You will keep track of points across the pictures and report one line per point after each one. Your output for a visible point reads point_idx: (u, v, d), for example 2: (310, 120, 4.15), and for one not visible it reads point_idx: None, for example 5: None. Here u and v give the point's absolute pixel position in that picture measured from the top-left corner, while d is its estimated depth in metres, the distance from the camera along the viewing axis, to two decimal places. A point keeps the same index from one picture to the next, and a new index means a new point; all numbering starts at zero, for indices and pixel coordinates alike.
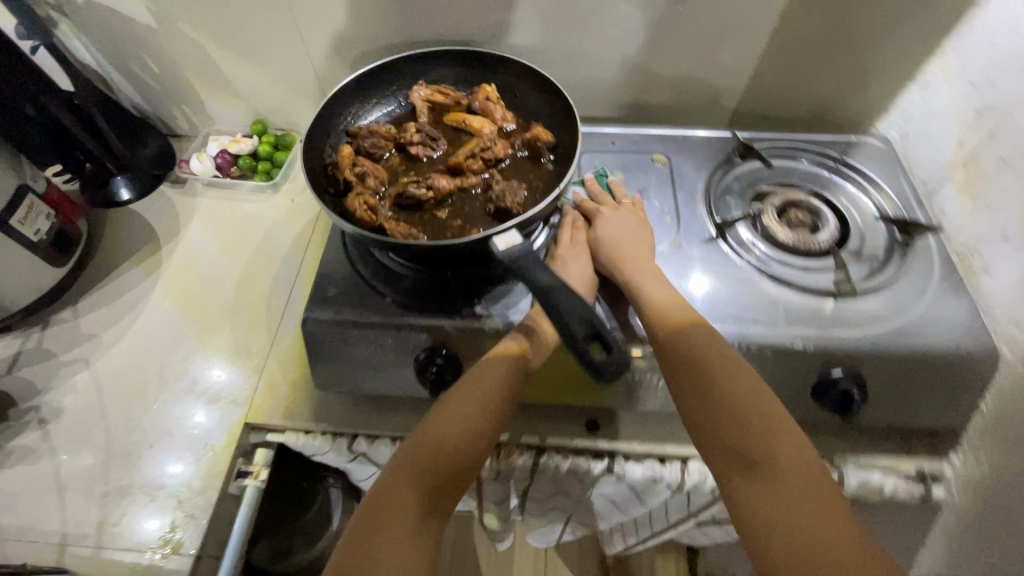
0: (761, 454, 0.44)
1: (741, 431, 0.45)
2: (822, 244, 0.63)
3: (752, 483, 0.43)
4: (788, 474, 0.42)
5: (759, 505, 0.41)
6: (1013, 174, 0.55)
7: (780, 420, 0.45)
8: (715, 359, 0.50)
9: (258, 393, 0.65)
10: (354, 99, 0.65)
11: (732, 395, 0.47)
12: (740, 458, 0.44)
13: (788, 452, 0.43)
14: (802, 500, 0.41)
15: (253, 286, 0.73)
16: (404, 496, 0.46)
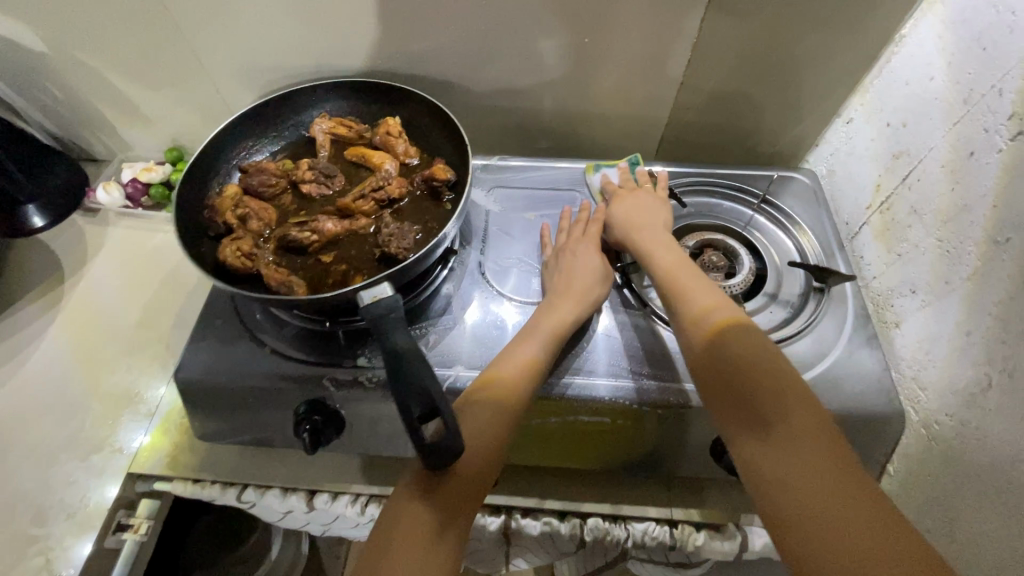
0: (775, 417, 0.43)
1: (756, 399, 0.44)
2: (734, 290, 0.60)
3: (761, 443, 0.42)
4: (803, 438, 0.41)
5: (771, 466, 0.41)
6: (922, 225, 0.51)
7: (791, 383, 0.45)
8: (718, 321, 0.50)
9: (147, 442, 0.62)
10: (248, 133, 0.63)
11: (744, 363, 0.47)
12: (752, 423, 0.44)
13: (805, 416, 0.42)
14: (813, 452, 0.40)
15: (155, 324, 0.71)
16: (429, 477, 0.43)
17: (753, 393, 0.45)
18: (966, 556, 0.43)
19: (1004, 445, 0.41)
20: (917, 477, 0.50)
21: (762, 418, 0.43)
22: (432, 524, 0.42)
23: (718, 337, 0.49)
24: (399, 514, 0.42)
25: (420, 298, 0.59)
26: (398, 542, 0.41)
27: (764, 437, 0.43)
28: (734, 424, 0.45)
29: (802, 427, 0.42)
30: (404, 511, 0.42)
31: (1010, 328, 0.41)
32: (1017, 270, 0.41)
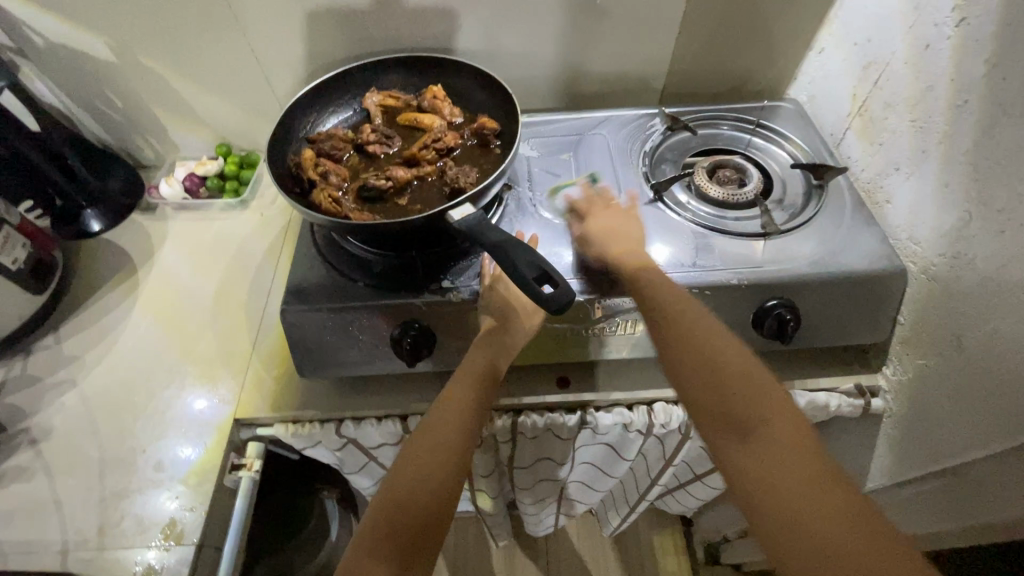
0: (757, 427, 0.45)
1: (731, 409, 0.46)
2: (749, 195, 0.70)
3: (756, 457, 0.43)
4: (781, 450, 0.43)
5: (754, 471, 0.43)
6: (896, 113, 0.62)
7: (761, 388, 0.47)
8: (688, 334, 0.51)
9: (247, 391, 0.68)
10: (311, 108, 0.71)
11: (716, 370, 0.49)
12: (729, 427, 0.46)
13: (773, 416, 0.45)
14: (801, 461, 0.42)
15: (231, 295, 0.77)
16: (385, 524, 0.48)
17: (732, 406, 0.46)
18: (976, 359, 0.53)
19: (991, 259, 0.51)
20: (925, 318, 0.60)
21: (745, 430, 0.45)
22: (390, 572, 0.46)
23: (705, 352, 0.50)
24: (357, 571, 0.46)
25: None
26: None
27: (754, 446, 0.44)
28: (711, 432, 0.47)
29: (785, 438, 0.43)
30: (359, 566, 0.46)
31: (980, 166, 0.51)
32: (978, 120, 0.52)
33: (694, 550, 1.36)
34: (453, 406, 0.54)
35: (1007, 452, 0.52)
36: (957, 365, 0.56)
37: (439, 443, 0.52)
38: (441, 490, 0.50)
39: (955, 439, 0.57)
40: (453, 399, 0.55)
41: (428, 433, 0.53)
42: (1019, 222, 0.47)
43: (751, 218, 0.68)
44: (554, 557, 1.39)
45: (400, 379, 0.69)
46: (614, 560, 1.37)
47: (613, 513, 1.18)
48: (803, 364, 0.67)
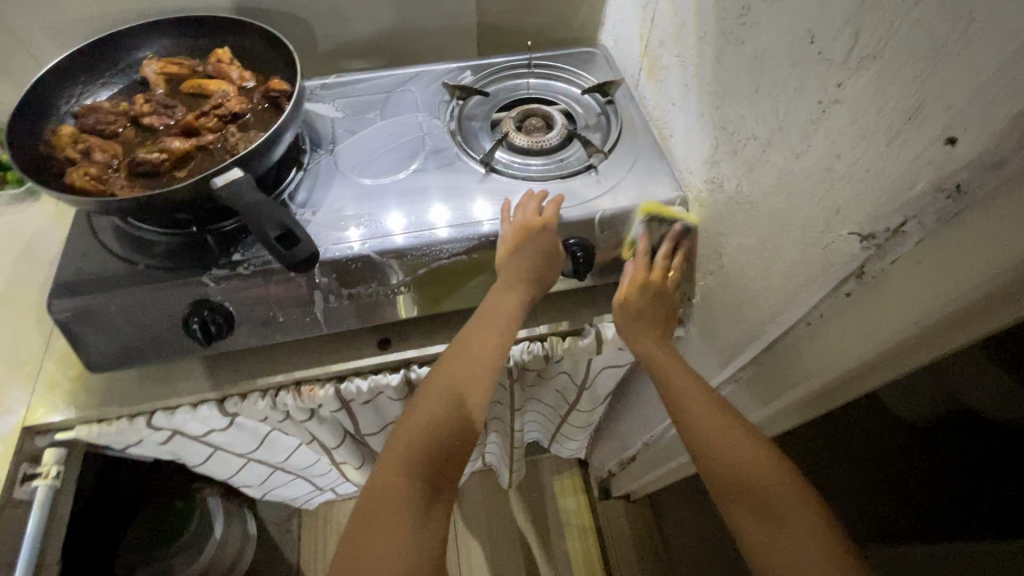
0: (780, 509, 0.47)
1: (749, 482, 0.49)
2: (553, 140, 0.71)
3: (770, 532, 0.47)
4: (801, 522, 0.46)
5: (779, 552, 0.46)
6: (667, 50, 0.65)
7: (765, 455, 0.51)
8: (713, 422, 0.54)
9: (39, 395, 0.63)
10: (73, 79, 0.64)
11: (723, 453, 0.52)
12: (761, 518, 0.48)
13: (783, 486, 0.48)
14: (814, 526, 0.45)
15: (18, 296, 0.70)
16: (418, 461, 0.52)
17: (760, 482, 0.49)
18: (735, 272, 0.59)
19: (733, 180, 0.55)
20: (702, 242, 0.64)
21: (773, 511, 0.47)
22: (416, 511, 0.49)
23: (723, 434, 0.53)
24: (370, 511, 0.49)
25: (281, 193, 0.63)
26: (374, 536, 0.47)
27: (776, 525, 0.47)
28: (746, 520, 0.48)
29: (802, 512, 0.46)
30: (378, 498, 0.49)
31: (719, 93, 0.55)
32: (713, 50, 0.55)
33: (591, 487, 1.45)
34: (443, 390, 0.55)
35: (764, 352, 0.58)
36: (725, 280, 0.61)
37: (433, 419, 0.54)
38: (435, 478, 0.51)
39: (731, 348, 0.63)
40: (438, 381, 0.57)
41: (410, 427, 0.53)
42: (745, 143, 0.52)
43: (554, 163, 0.69)
44: (462, 516, 1.43)
45: (214, 362, 0.66)
46: (518, 509, 1.44)
47: (503, 465, 1.23)
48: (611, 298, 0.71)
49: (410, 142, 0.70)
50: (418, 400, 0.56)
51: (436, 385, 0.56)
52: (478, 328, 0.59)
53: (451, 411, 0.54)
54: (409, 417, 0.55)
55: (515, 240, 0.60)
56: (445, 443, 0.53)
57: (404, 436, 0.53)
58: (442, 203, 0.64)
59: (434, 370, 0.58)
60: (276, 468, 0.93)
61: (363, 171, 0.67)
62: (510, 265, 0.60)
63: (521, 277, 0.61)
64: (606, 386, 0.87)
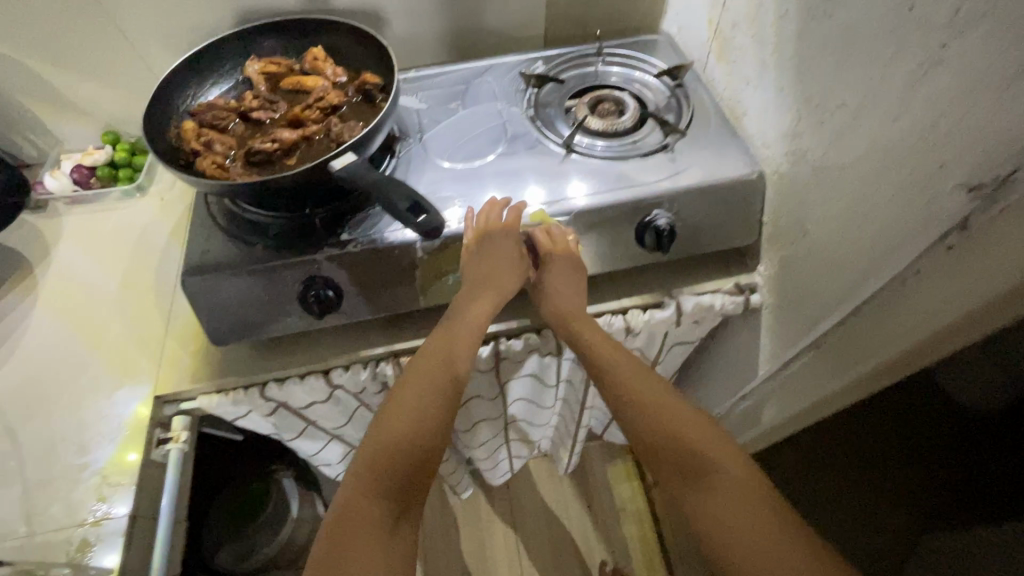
0: (704, 480, 0.48)
1: (676, 454, 0.51)
2: (627, 123, 0.75)
3: (696, 502, 0.48)
4: (728, 481, 0.48)
5: (711, 522, 0.46)
6: (741, 32, 0.68)
7: (717, 433, 0.52)
8: (655, 405, 0.55)
9: (165, 367, 0.69)
10: (189, 80, 0.70)
11: (658, 427, 0.54)
12: (689, 488, 0.49)
13: (724, 457, 0.50)
14: (753, 491, 0.46)
15: (138, 282, 0.76)
16: (391, 458, 0.53)
17: (687, 453, 0.51)
18: (820, 239, 0.61)
19: (818, 149, 0.58)
20: (781, 214, 0.67)
21: (699, 481, 0.49)
22: (390, 514, 0.50)
23: (657, 409, 0.55)
24: (349, 507, 0.50)
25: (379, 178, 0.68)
26: (359, 531, 0.48)
27: (703, 492, 0.48)
28: (680, 496, 0.50)
29: (737, 481, 0.47)
30: (352, 496, 0.51)
31: (802, 67, 0.57)
32: (795, 27, 0.57)
33: (645, 474, 1.47)
34: (405, 403, 0.57)
35: (849, 316, 0.60)
36: (808, 248, 0.63)
37: (415, 413, 0.57)
38: (409, 478, 0.53)
39: (813, 316, 0.65)
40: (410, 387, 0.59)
41: (377, 440, 0.55)
42: (833, 112, 0.54)
43: (629, 144, 0.73)
44: (518, 503, 1.47)
45: (318, 337, 0.71)
46: (573, 495, 1.46)
47: (562, 449, 1.26)
48: (688, 273, 0.74)
49: (492, 129, 0.74)
50: (400, 396, 0.59)
51: (432, 373, 0.59)
52: (438, 343, 0.62)
53: (433, 405, 0.57)
54: (393, 407, 0.58)
55: (479, 243, 0.64)
56: (422, 438, 0.55)
57: (369, 449, 0.55)
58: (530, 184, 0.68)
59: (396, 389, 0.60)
60: (356, 448, 0.99)
61: (452, 157, 0.71)
62: (475, 269, 0.64)
63: (479, 282, 0.64)
64: (675, 364, 0.90)
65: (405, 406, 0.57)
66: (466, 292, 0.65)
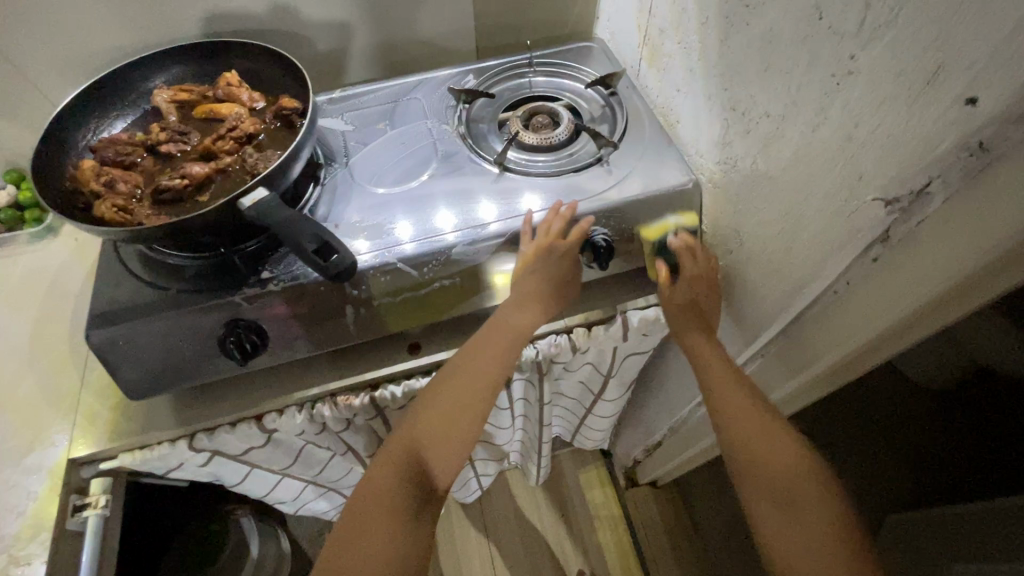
0: (789, 490, 0.51)
1: (768, 471, 0.53)
2: (562, 136, 0.73)
3: (776, 510, 0.51)
4: (789, 481, 0.52)
5: (767, 522, 0.51)
6: (667, 38, 0.66)
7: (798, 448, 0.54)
8: (748, 418, 0.56)
9: (80, 425, 0.64)
10: (89, 114, 0.65)
11: (762, 437, 0.55)
12: (772, 500, 0.52)
13: (800, 477, 0.52)
14: (820, 516, 0.49)
15: (50, 332, 0.71)
16: (421, 462, 0.57)
17: (773, 467, 0.53)
18: (757, 248, 0.60)
19: (748, 158, 0.57)
20: (719, 222, 0.66)
21: (786, 494, 0.51)
22: (405, 514, 0.54)
23: (758, 421, 0.56)
24: (372, 501, 0.54)
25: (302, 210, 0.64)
26: (375, 528, 0.53)
27: (783, 506, 0.51)
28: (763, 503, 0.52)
29: (810, 503, 0.50)
30: (377, 493, 0.55)
31: (726, 74, 0.56)
32: (717, 34, 0.56)
33: (617, 477, 1.46)
34: (439, 411, 0.59)
35: (789, 325, 0.59)
36: (747, 256, 0.62)
37: (454, 424, 0.59)
38: (429, 483, 0.57)
39: (756, 325, 0.65)
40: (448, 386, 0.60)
41: (409, 446, 0.57)
42: (758, 120, 0.53)
43: (565, 157, 0.71)
44: (490, 518, 1.44)
45: (249, 380, 0.67)
46: (546, 505, 1.45)
47: (530, 462, 1.24)
48: (633, 286, 0.72)
49: (424, 148, 0.71)
50: (431, 393, 0.60)
51: (468, 378, 0.60)
52: (472, 355, 0.62)
53: (462, 419, 0.59)
54: (427, 402, 0.60)
55: (533, 261, 0.62)
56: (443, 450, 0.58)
57: (399, 458, 0.57)
58: (462, 206, 0.65)
59: (431, 387, 0.61)
60: (309, 483, 0.94)
61: (380, 181, 0.68)
62: (526, 277, 0.63)
63: (534, 291, 0.63)
64: (631, 373, 0.88)
65: (437, 410, 0.59)
66: (511, 303, 0.64)
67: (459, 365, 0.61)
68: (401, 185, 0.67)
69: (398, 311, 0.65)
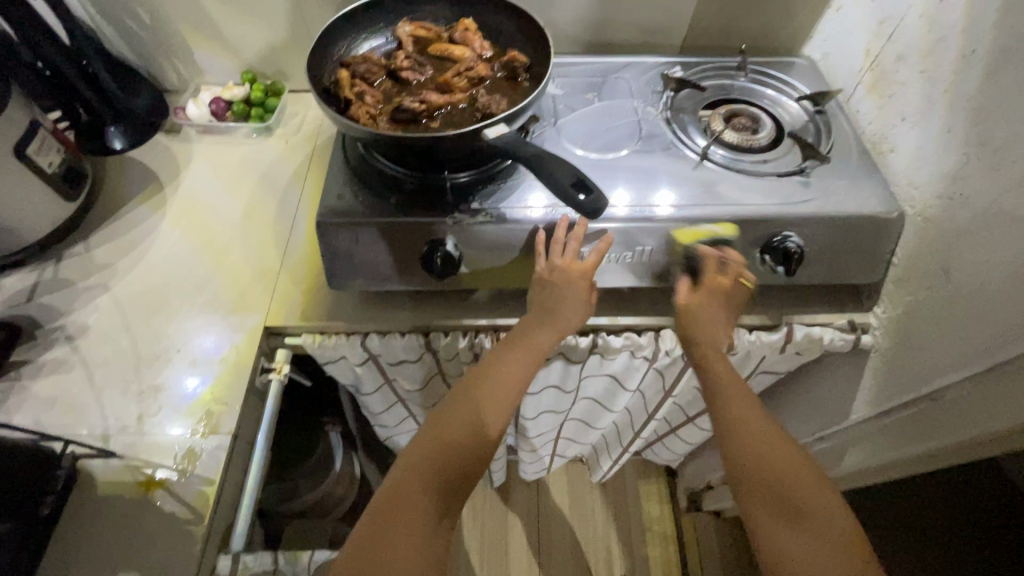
0: (802, 503, 0.51)
1: (768, 469, 0.52)
2: (763, 142, 0.73)
3: (782, 521, 0.50)
4: (824, 515, 0.50)
5: (790, 553, 0.49)
6: (907, 66, 0.66)
7: (813, 471, 0.53)
8: (754, 424, 0.55)
9: (274, 302, 0.71)
10: (346, 33, 0.73)
11: (776, 436, 0.54)
12: (781, 508, 0.51)
13: (823, 498, 0.51)
14: (842, 538, 0.49)
15: (258, 215, 0.79)
16: (442, 476, 0.52)
17: (774, 475, 0.52)
18: (966, 288, 0.59)
19: (986, 195, 0.56)
20: (919, 256, 0.65)
21: (794, 504, 0.51)
22: (431, 526, 0.50)
23: (742, 420, 0.55)
24: (399, 501, 0.51)
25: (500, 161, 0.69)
26: (397, 545, 0.49)
27: (793, 519, 0.50)
28: (755, 506, 0.52)
29: (831, 518, 0.50)
30: (401, 503, 0.51)
31: (983, 110, 0.56)
32: (982, 69, 0.55)
33: (678, 499, 1.44)
34: (460, 426, 0.55)
35: (981, 374, 0.58)
36: (947, 295, 0.61)
37: (478, 442, 0.54)
38: (453, 503, 0.52)
39: (936, 368, 0.63)
40: (479, 389, 0.58)
41: (434, 437, 0.54)
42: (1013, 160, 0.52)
43: (761, 163, 0.71)
44: (544, 502, 1.46)
45: (426, 298, 0.73)
46: (600, 506, 1.45)
47: (604, 457, 1.25)
48: (799, 302, 0.72)
49: (627, 125, 0.74)
50: (447, 411, 0.56)
51: (494, 384, 0.58)
52: (500, 373, 0.59)
53: (484, 433, 0.55)
54: (452, 417, 0.56)
55: (548, 278, 0.62)
56: (470, 474, 0.54)
57: (424, 446, 0.54)
58: (663, 185, 0.67)
59: (456, 394, 0.58)
60: (413, 415, 1.00)
61: (584, 146, 0.71)
62: (544, 295, 0.62)
63: (546, 307, 0.62)
64: (754, 391, 0.88)
65: (463, 418, 0.55)
66: (529, 321, 0.62)
67: (492, 374, 0.59)
68: (605, 154, 0.70)
69: (474, 275, 0.69)
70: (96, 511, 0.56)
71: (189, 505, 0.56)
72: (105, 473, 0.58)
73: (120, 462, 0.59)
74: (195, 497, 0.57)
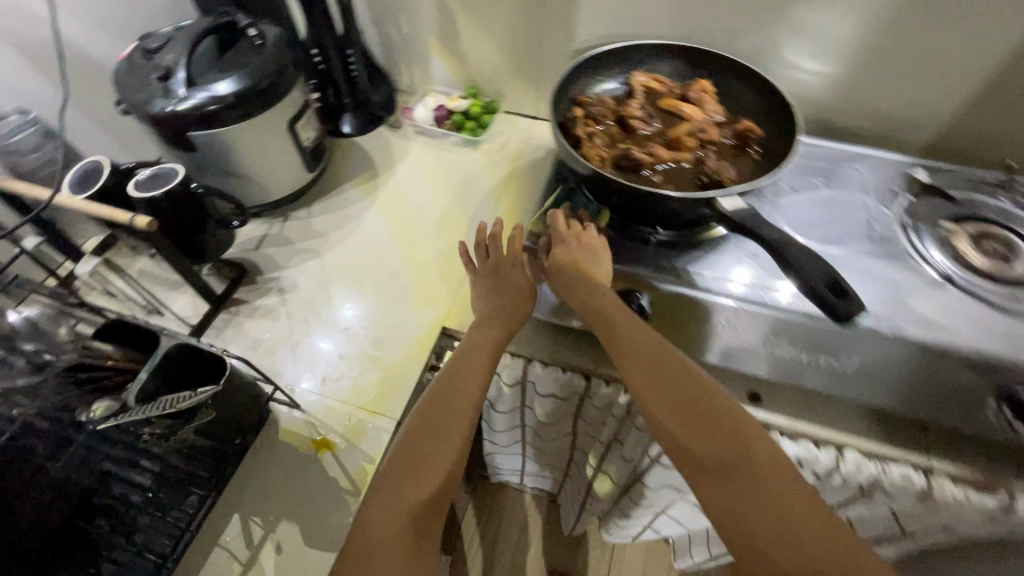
0: (734, 462, 0.45)
1: (690, 433, 0.47)
2: (1018, 275, 0.63)
3: (723, 485, 0.44)
4: (758, 476, 0.44)
5: (738, 516, 0.43)
6: None
7: (744, 422, 0.48)
8: (680, 385, 0.50)
9: (454, 305, 0.74)
10: (585, 74, 0.75)
11: (697, 388, 0.50)
12: (718, 472, 0.45)
13: (756, 459, 0.45)
14: (784, 502, 0.42)
15: (454, 220, 0.85)
16: (408, 478, 0.49)
17: (711, 439, 0.47)
18: None
19: None
20: None
21: (722, 464, 0.45)
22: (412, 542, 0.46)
23: (670, 377, 0.51)
24: (374, 522, 0.47)
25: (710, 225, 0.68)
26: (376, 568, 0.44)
27: (725, 480, 0.44)
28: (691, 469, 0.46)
29: (768, 475, 0.44)
30: (378, 525, 0.47)
31: None
32: None
33: None
34: (427, 436, 0.52)
35: None
36: None
37: (454, 445, 0.52)
38: (430, 515, 0.48)
39: None
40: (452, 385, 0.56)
41: (400, 452, 0.51)
42: None
43: (1014, 299, 0.61)
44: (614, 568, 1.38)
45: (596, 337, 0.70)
46: None
47: (699, 548, 1.15)
48: None
49: (855, 219, 0.69)
50: (414, 420, 0.54)
51: (461, 383, 0.56)
52: (455, 372, 0.58)
53: (455, 432, 0.53)
54: (419, 428, 0.53)
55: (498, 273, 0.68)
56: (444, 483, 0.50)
57: (398, 459, 0.51)
58: (887, 296, 0.62)
59: (418, 412, 0.55)
60: (528, 443, 0.99)
61: (803, 232, 0.67)
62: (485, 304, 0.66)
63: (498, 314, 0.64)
64: (922, 545, 0.76)
65: (441, 421, 0.53)
66: (483, 323, 0.64)
67: (441, 385, 0.57)
68: (826, 245, 0.66)
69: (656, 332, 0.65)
70: (274, 453, 0.63)
71: (349, 477, 0.60)
72: (288, 422, 0.64)
73: (301, 416, 0.65)
74: (356, 471, 0.61)
